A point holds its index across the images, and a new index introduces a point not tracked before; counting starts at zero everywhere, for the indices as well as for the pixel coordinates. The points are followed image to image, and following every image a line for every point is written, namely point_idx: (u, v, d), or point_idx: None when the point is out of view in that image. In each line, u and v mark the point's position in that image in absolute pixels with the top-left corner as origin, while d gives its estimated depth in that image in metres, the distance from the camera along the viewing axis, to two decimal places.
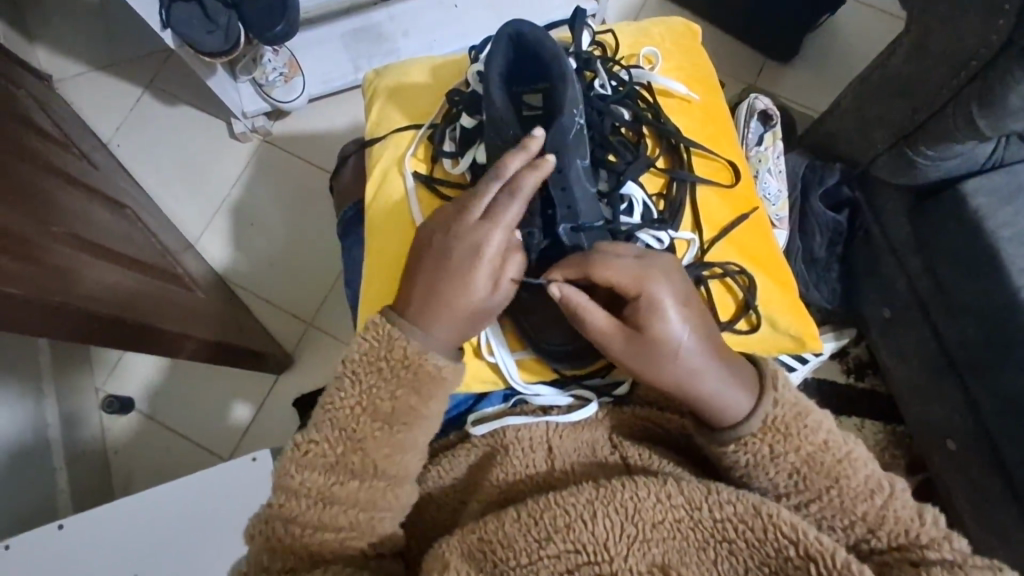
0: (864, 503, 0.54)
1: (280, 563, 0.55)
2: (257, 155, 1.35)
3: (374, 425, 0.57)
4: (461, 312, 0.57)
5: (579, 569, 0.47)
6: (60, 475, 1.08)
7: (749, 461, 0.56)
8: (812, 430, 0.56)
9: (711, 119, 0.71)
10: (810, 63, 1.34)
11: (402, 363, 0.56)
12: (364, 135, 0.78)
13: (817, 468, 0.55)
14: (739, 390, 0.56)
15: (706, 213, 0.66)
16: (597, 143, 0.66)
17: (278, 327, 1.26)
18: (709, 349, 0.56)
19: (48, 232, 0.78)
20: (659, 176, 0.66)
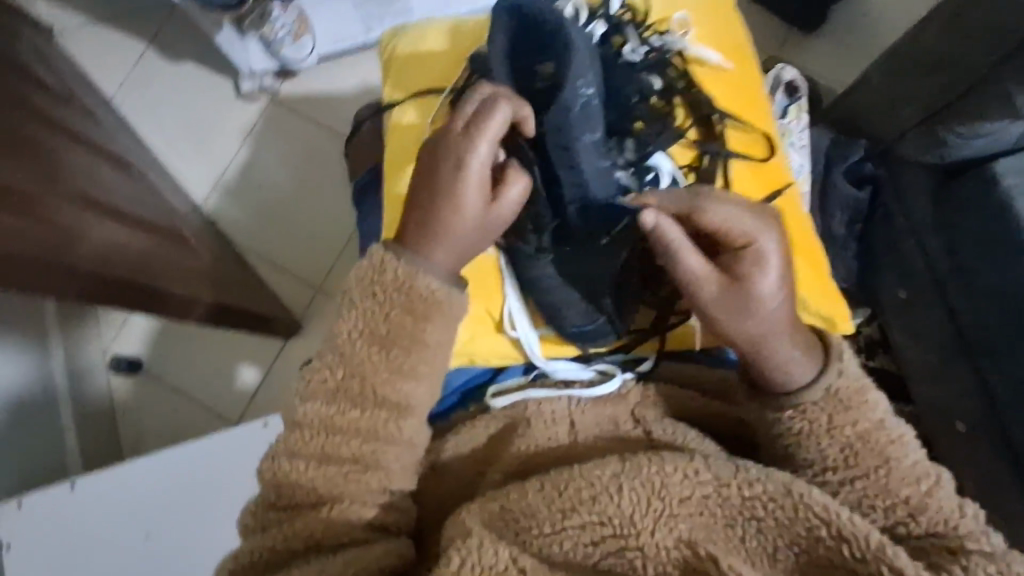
0: (908, 487, 0.53)
1: (286, 503, 0.55)
2: (264, 116, 1.31)
3: (390, 393, 0.55)
4: (450, 234, 0.54)
5: (604, 542, 0.46)
6: (70, 434, 1.08)
7: (804, 429, 0.55)
8: (871, 407, 0.55)
9: (743, 89, 0.69)
10: (835, 33, 1.30)
11: (396, 287, 0.54)
12: (382, 101, 0.76)
13: (870, 446, 0.54)
14: (806, 357, 0.55)
15: (738, 188, 0.64)
16: (624, 112, 0.62)
17: (285, 290, 1.24)
18: (789, 308, 0.55)
19: (53, 188, 0.76)
20: (691, 148, 0.64)
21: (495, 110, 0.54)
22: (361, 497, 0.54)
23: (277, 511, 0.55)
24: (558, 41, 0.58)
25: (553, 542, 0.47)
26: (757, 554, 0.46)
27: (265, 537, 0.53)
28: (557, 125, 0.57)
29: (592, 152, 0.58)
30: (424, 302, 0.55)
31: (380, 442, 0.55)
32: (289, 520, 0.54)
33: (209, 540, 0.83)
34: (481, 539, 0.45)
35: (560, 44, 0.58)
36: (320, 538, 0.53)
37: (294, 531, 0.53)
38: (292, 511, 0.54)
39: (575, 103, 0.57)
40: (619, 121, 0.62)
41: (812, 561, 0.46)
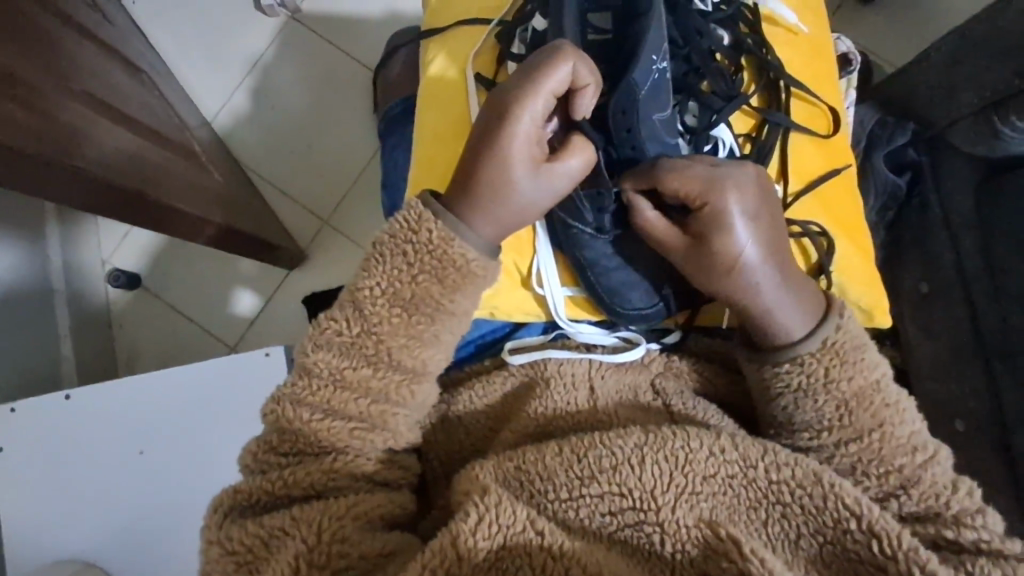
0: (904, 456, 0.50)
1: (289, 447, 0.53)
2: (284, 33, 1.24)
3: (409, 338, 0.53)
4: (495, 195, 0.51)
5: (622, 513, 0.45)
6: (65, 343, 1.06)
7: (800, 384, 0.51)
8: (869, 364, 0.51)
9: (818, 56, 0.64)
10: (894, 7, 1.22)
11: (427, 248, 0.51)
12: (421, 26, 0.70)
13: (865, 405, 0.51)
14: (799, 311, 0.52)
15: (796, 162, 0.60)
16: (692, 67, 0.58)
17: (294, 221, 1.21)
18: (775, 259, 0.52)
19: (61, 86, 0.71)
20: (751, 116, 0.60)
21: (553, 65, 0.49)
22: (364, 452, 0.53)
23: (277, 454, 0.53)
24: (640, 4, 0.52)
25: (569, 508, 0.46)
26: (777, 539, 0.45)
27: (258, 480, 0.52)
28: (625, 106, 0.51)
29: (660, 132, 0.54)
30: (458, 272, 0.52)
31: (388, 407, 0.53)
32: (291, 466, 0.52)
33: (203, 461, 0.82)
34: (500, 497, 0.44)
35: (641, 9, 0.52)
36: (320, 488, 0.51)
37: (294, 478, 0.51)
38: (294, 458, 0.53)
39: (647, 82, 0.51)
40: (687, 76, 0.58)
41: (838, 554, 0.45)
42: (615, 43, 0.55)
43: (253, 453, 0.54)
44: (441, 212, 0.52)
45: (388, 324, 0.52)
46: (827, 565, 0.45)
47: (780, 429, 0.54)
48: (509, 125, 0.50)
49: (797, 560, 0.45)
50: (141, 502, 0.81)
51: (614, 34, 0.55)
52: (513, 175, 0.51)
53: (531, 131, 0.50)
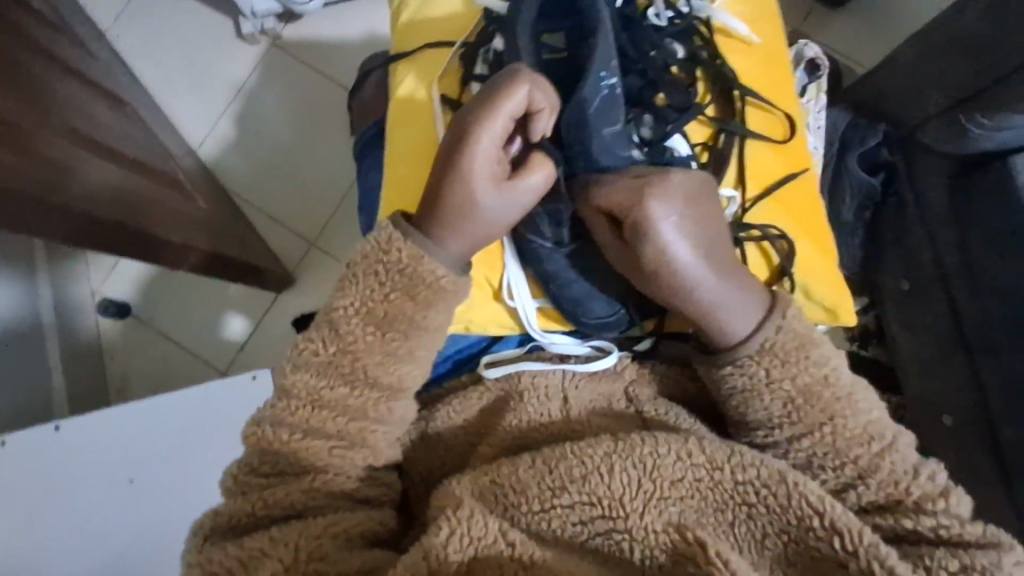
0: (860, 447, 0.53)
1: (271, 467, 0.53)
2: (265, 60, 1.26)
3: (383, 354, 0.54)
4: (459, 214, 0.53)
5: (592, 522, 0.46)
6: (57, 375, 1.06)
7: (745, 385, 0.55)
8: (812, 361, 0.55)
9: (772, 65, 0.66)
10: (862, 12, 1.24)
11: (397, 267, 0.53)
12: (390, 50, 0.72)
13: (812, 401, 0.54)
14: (741, 310, 0.54)
15: (753, 170, 0.62)
16: (649, 79, 0.59)
17: (281, 244, 1.22)
18: (712, 265, 0.52)
19: (44, 123, 0.72)
20: (707, 125, 0.62)
21: (509, 88, 0.50)
22: (347, 469, 0.54)
23: (258, 475, 0.53)
24: (589, 21, 0.54)
25: (542, 519, 0.47)
26: (743, 540, 0.47)
27: (239, 501, 0.52)
28: (576, 118, 0.53)
29: (613, 145, 0.55)
30: (428, 289, 0.53)
31: (366, 425, 0.54)
32: (272, 486, 0.53)
33: (191, 485, 0.82)
34: (472, 511, 0.45)
35: (591, 25, 0.54)
36: (301, 507, 0.52)
37: (275, 499, 0.52)
38: (275, 477, 0.53)
39: (597, 97, 0.53)
40: (643, 88, 0.59)
41: (802, 552, 0.47)
42: (571, 60, 0.57)
43: (236, 475, 0.55)
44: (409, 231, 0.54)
45: (363, 345, 0.54)
46: (792, 564, 0.47)
47: (737, 425, 0.57)
48: (469, 147, 0.51)
49: (763, 559, 0.47)
50: (127, 531, 0.80)
51: (569, 52, 0.57)
52: (475, 195, 0.52)
53: (491, 152, 0.52)
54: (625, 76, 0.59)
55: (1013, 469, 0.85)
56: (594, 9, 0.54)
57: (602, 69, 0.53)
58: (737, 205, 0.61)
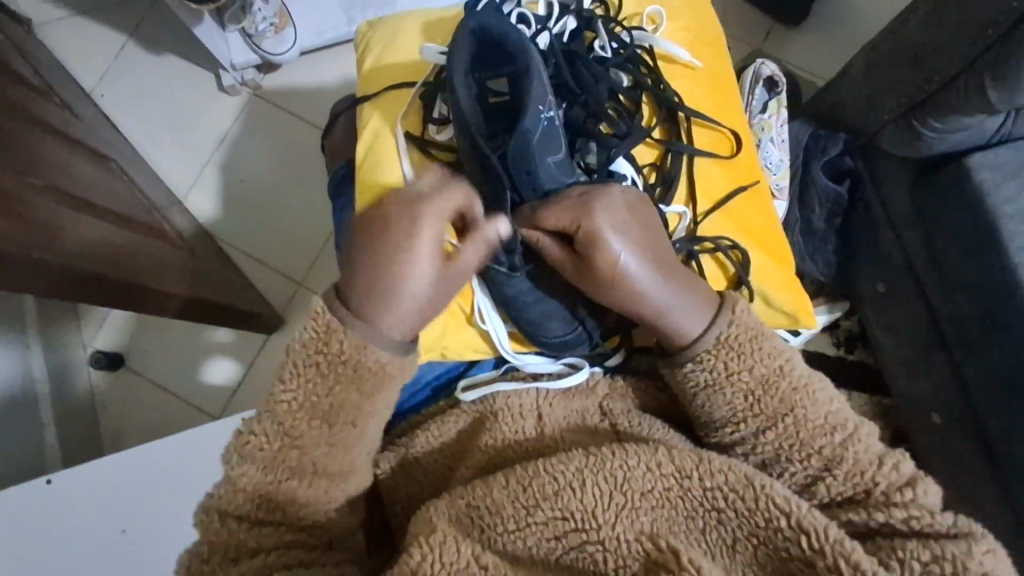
0: (823, 438, 0.55)
1: (219, 557, 0.53)
2: (246, 110, 1.31)
3: (353, 389, 0.54)
4: (400, 299, 0.54)
5: (566, 536, 0.48)
6: (49, 431, 1.05)
7: (707, 380, 0.57)
8: (767, 352, 0.57)
9: (713, 86, 0.74)
10: (819, 27, 1.29)
11: (339, 359, 0.53)
12: (356, 92, 0.76)
13: (772, 391, 0.56)
14: (694, 312, 0.57)
15: (702, 186, 0.70)
16: (593, 110, 0.68)
17: (267, 285, 1.24)
18: (658, 270, 0.56)
19: (28, 183, 0.75)
20: (655, 147, 0.70)
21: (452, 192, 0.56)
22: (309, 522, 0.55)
23: (207, 563, 0.53)
24: (519, 63, 0.59)
25: (517, 538, 0.48)
26: (715, 546, 0.49)
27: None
28: (521, 150, 0.58)
29: (556, 173, 0.61)
30: (374, 377, 0.54)
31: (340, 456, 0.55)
32: (222, 570, 0.52)
33: (170, 528, 0.79)
34: (445, 536, 0.46)
35: (520, 68, 0.58)
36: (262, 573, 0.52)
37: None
38: (228, 563, 0.53)
39: (537, 129, 0.58)
40: (586, 119, 0.68)
41: (771, 555, 0.48)
42: (512, 105, 0.61)
43: (221, 510, 0.55)
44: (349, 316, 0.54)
45: (337, 381, 0.54)
46: (763, 567, 0.48)
47: (704, 422, 0.59)
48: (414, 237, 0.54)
49: (735, 562, 0.49)
50: None
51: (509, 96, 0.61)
52: (415, 283, 0.54)
53: (434, 243, 0.54)
54: (570, 108, 0.68)
55: (1004, 460, 0.86)
56: (524, 53, 0.58)
57: (538, 106, 0.58)
58: (688, 219, 0.69)
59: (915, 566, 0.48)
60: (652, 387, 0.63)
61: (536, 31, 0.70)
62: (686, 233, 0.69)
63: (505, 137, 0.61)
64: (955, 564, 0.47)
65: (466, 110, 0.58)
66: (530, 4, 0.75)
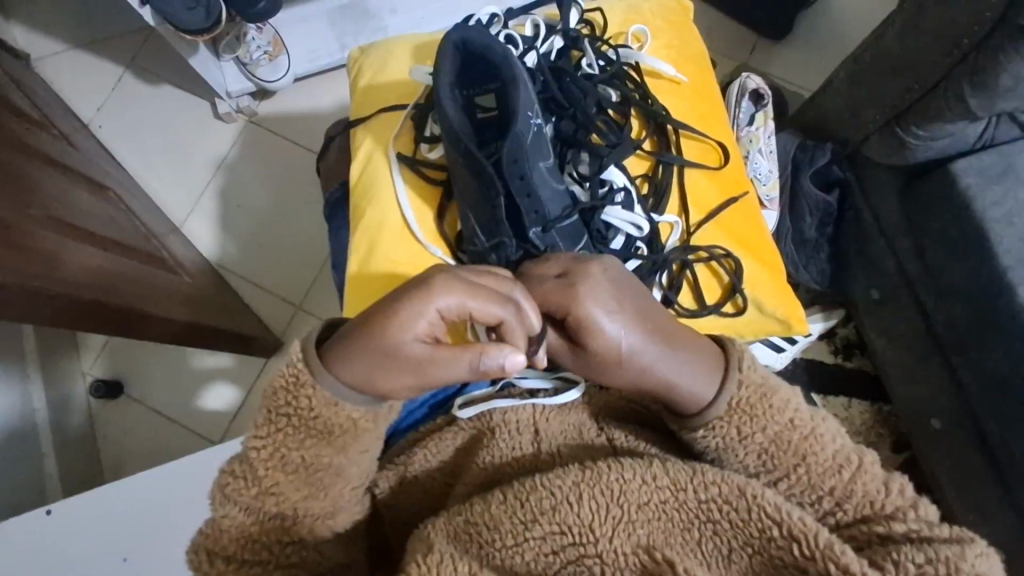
0: (832, 477, 0.54)
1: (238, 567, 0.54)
2: (243, 135, 1.32)
3: (352, 409, 0.53)
4: (361, 353, 0.51)
5: (564, 550, 0.48)
6: (49, 461, 1.05)
7: (718, 445, 0.56)
8: (778, 409, 0.55)
9: (698, 99, 0.76)
10: (802, 40, 1.31)
11: (310, 415, 0.53)
12: (349, 116, 0.77)
13: (784, 446, 0.55)
14: (705, 377, 0.56)
15: (694, 197, 0.72)
16: (582, 124, 0.70)
17: (266, 310, 1.24)
18: (659, 344, 0.54)
19: (28, 215, 0.76)
20: (646, 159, 0.72)
21: (494, 300, 0.51)
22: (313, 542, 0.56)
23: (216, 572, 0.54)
24: (503, 73, 0.61)
25: (515, 553, 0.48)
26: (712, 557, 0.49)
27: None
28: (515, 154, 0.60)
29: (549, 178, 0.64)
30: (344, 430, 0.54)
31: (330, 474, 0.54)
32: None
33: (162, 551, 0.79)
34: (441, 555, 0.46)
35: (505, 77, 0.61)
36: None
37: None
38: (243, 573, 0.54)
39: (528, 133, 0.60)
40: (576, 131, 0.70)
41: (766, 563, 0.49)
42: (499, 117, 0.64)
43: (223, 535, 0.55)
44: (319, 371, 0.52)
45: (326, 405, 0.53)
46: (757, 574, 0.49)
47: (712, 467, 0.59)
48: (416, 299, 0.50)
49: (730, 572, 0.49)
50: None
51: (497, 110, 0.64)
52: (374, 346, 0.50)
53: (417, 344, 0.51)
54: (560, 121, 0.70)
55: (1004, 462, 0.86)
56: (508, 60, 0.60)
57: (526, 111, 0.60)
58: (680, 229, 0.70)
59: (909, 567, 0.48)
60: (662, 431, 0.62)
61: (524, 50, 0.72)
62: (679, 243, 0.70)
63: (494, 145, 0.63)
64: (947, 566, 0.48)
65: (454, 118, 0.60)
66: (517, 27, 0.77)
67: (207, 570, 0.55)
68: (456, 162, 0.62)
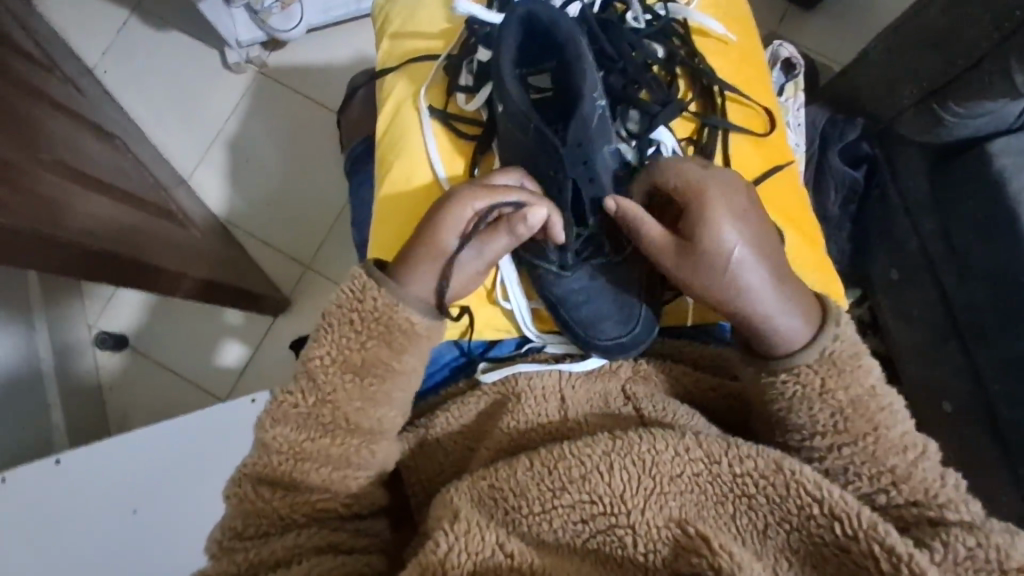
0: (896, 456, 0.53)
1: (255, 529, 0.55)
2: (253, 86, 1.28)
3: (410, 314, 0.56)
4: (417, 259, 0.57)
5: (594, 519, 0.48)
6: (54, 412, 1.04)
7: (796, 393, 0.55)
8: (865, 370, 0.55)
9: (746, 63, 0.73)
10: (835, 11, 1.26)
11: (373, 315, 0.55)
12: (375, 66, 0.74)
13: (861, 411, 0.54)
14: (801, 316, 0.56)
15: (738, 161, 0.69)
16: (632, 79, 0.67)
17: (275, 268, 1.22)
18: (764, 261, 0.56)
19: (35, 159, 0.73)
20: (691, 121, 0.69)
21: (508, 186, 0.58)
22: (340, 492, 0.55)
23: (243, 539, 0.55)
24: (567, 53, 0.59)
25: (542, 521, 0.48)
26: (746, 532, 0.49)
27: (226, 563, 0.53)
28: (580, 136, 0.58)
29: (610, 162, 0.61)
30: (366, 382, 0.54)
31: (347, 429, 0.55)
32: (256, 546, 0.54)
33: (174, 505, 0.78)
34: (469, 524, 0.46)
35: (569, 57, 0.58)
36: (287, 517, 0.55)
37: (260, 558, 0.53)
38: (262, 539, 0.55)
39: (593, 113, 0.58)
40: (626, 87, 0.67)
41: (804, 540, 0.48)
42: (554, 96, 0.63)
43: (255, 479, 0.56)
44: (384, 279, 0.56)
45: (371, 337, 0.56)
46: (796, 551, 0.48)
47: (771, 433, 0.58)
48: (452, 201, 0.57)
49: (766, 548, 0.48)
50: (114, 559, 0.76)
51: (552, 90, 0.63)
52: (430, 249, 0.57)
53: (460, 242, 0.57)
54: (609, 75, 0.67)
55: (1016, 451, 0.83)
56: (574, 40, 0.58)
57: (592, 91, 0.58)
58: None
59: (961, 550, 0.47)
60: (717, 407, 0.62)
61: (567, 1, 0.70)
62: None
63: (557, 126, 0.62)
64: (998, 553, 0.47)
65: (517, 98, 0.57)
66: None
67: (239, 520, 0.55)
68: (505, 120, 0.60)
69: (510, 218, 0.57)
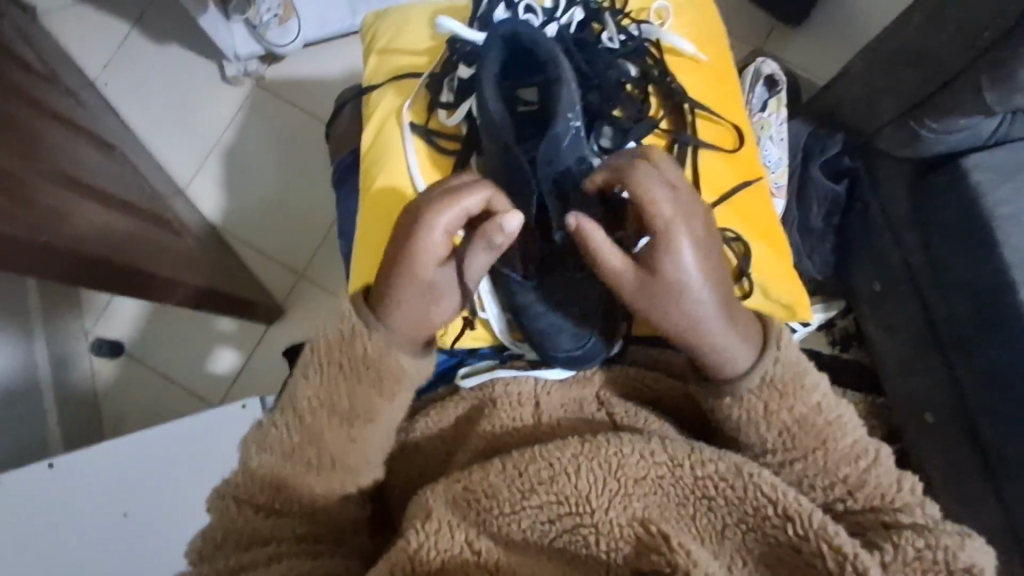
0: (848, 466, 0.56)
1: (233, 542, 0.57)
2: (248, 98, 1.31)
3: (399, 356, 0.57)
4: (398, 297, 0.55)
5: (560, 518, 0.50)
6: (51, 417, 1.05)
7: (742, 417, 0.58)
8: (809, 390, 0.58)
9: (718, 80, 0.75)
10: None
11: (361, 360, 0.57)
12: (363, 82, 0.77)
13: (807, 428, 0.57)
14: (746, 342, 0.57)
15: (708, 177, 0.71)
16: (608, 95, 0.69)
17: (267, 276, 1.24)
18: (720, 292, 0.55)
19: (35, 169, 0.75)
20: (662, 137, 0.71)
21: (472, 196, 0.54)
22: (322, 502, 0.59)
23: (222, 551, 0.57)
24: (548, 70, 0.61)
25: (512, 521, 0.50)
26: (704, 530, 0.51)
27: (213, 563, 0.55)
28: (551, 154, 0.59)
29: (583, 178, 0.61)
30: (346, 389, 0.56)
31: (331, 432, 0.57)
32: (237, 555, 0.56)
33: (165, 508, 0.79)
34: (441, 524, 0.49)
35: (550, 75, 0.60)
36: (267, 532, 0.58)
37: (240, 563, 0.55)
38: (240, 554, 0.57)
39: (568, 133, 0.60)
40: (602, 103, 0.69)
41: (759, 540, 0.50)
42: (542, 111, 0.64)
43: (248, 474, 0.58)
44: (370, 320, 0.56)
45: (358, 379, 0.57)
46: (751, 550, 0.50)
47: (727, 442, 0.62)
48: (420, 229, 0.53)
49: (723, 547, 0.51)
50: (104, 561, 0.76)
51: (538, 104, 0.64)
52: (407, 287, 0.55)
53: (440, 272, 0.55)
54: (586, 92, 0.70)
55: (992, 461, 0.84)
56: (554, 61, 0.60)
57: (568, 112, 0.59)
58: None
59: (909, 551, 0.51)
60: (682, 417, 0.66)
61: (544, 21, 0.72)
62: None
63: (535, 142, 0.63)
64: (946, 554, 0.51)
65: (497, 115, 0.60)
66: None
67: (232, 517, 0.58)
68: (486, 139, 0.63)
69: (485, 231, 0.53)
